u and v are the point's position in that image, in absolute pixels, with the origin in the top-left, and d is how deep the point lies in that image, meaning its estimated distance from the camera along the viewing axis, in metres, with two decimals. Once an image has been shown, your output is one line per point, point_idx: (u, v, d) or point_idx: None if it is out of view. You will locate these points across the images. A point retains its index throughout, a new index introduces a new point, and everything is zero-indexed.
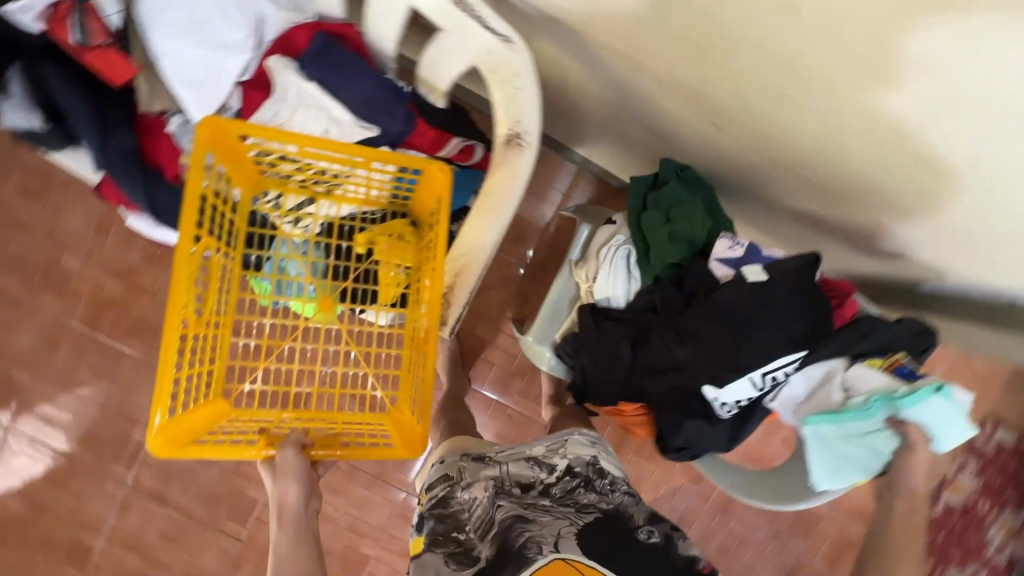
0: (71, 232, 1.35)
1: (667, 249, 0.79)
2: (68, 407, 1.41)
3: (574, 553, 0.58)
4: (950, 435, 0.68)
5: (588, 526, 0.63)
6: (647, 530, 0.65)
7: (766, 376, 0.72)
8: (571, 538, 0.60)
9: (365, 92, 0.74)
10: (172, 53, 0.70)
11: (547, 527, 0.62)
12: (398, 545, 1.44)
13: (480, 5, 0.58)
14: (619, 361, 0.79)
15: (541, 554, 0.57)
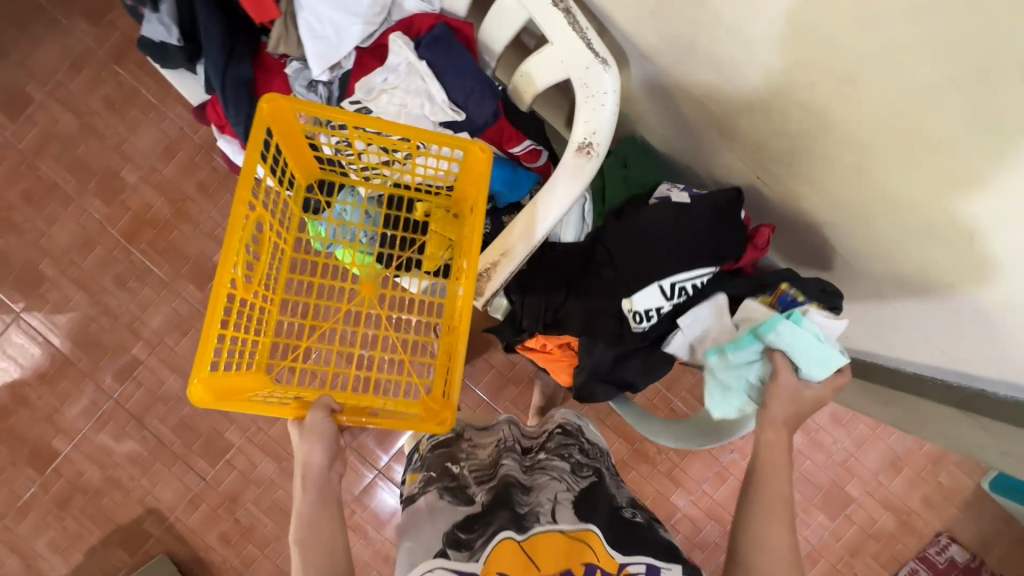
0: (139, 149, 1.44)
1: (618, 190, 0.91)
2: (81, 309, 1.45)
3: (569, 522, 0.68)
4: (816, 364, 0.72)
5: (582, 492, 0.75)
6: (631, 511, 0.75)
7: (674, 286, 0.81)
8: (568, 508, 0.71)
9: (464, 82, 0.85)
10: (313, 8, 0.82)
11: (544, 497, 0.72)
12: (356, 520, 1.44)
13: (590, 30, 0.71)
14: (552, 277, 0.89)
15: (540, 522, 0.68)
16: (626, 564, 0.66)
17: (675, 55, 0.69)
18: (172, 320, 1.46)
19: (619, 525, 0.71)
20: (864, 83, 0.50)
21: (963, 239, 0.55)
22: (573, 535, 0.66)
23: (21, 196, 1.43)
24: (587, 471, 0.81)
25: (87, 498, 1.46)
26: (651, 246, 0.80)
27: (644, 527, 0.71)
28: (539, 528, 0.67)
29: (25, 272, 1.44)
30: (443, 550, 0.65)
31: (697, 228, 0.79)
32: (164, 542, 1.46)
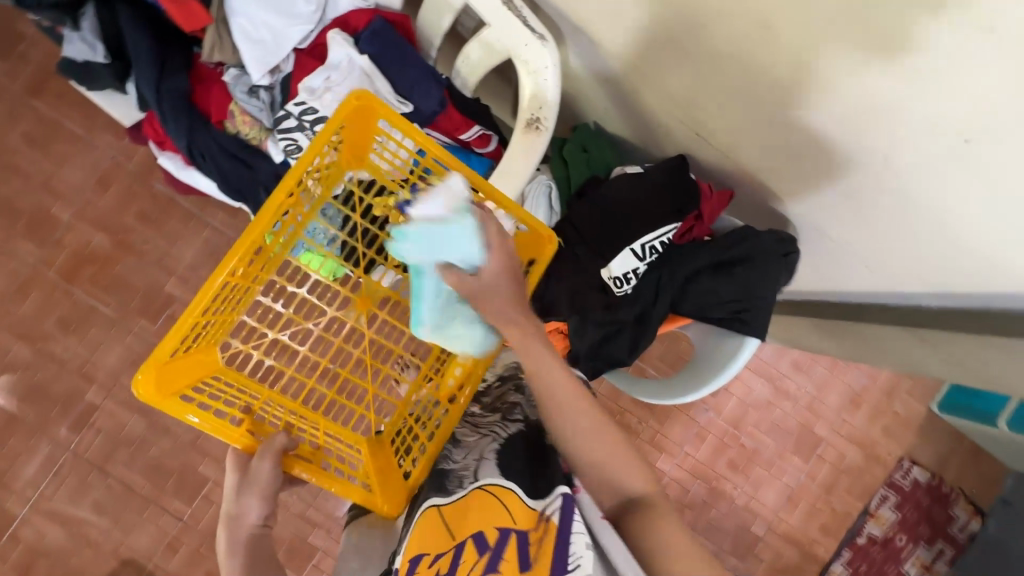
0: (68, 184, 1.37)
1: (581, 174, 0.92)
2: (23, 360, 1.36)
3: (488, 478, 0.67)
4: (443, 238, 0.61)
5: (505, 439, 0.73)
6: (563, 443, 0.73)
7: (646, 247, 0.82)
8: (491, 461, 0.70)
9: (408, 74, 0.86)
10: (245, 13, 0.82)
11: (472, 457, 0.73)
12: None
13: (525, 7, 0.74)
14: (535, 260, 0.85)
15: (459, 488, 0.69)
16: (545, 509, 0.62)
17: (607, 25, 0.73)
18: (126, 358, 1.38)
19: (535, 467, 0.68)
20: (778, 27, 0.56)
21: (880, 163, 0.62)
22: (486, 493, 0.65)
23: None
24: (519, 411, 0.77)
25: (53, 560, 1.36)
26: (620, 215, 0.82)
27: (563, 459, 0.69)
28: (461, 493, 0.68)
29: None
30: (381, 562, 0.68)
31: (662, 192, 0.81)
32: None
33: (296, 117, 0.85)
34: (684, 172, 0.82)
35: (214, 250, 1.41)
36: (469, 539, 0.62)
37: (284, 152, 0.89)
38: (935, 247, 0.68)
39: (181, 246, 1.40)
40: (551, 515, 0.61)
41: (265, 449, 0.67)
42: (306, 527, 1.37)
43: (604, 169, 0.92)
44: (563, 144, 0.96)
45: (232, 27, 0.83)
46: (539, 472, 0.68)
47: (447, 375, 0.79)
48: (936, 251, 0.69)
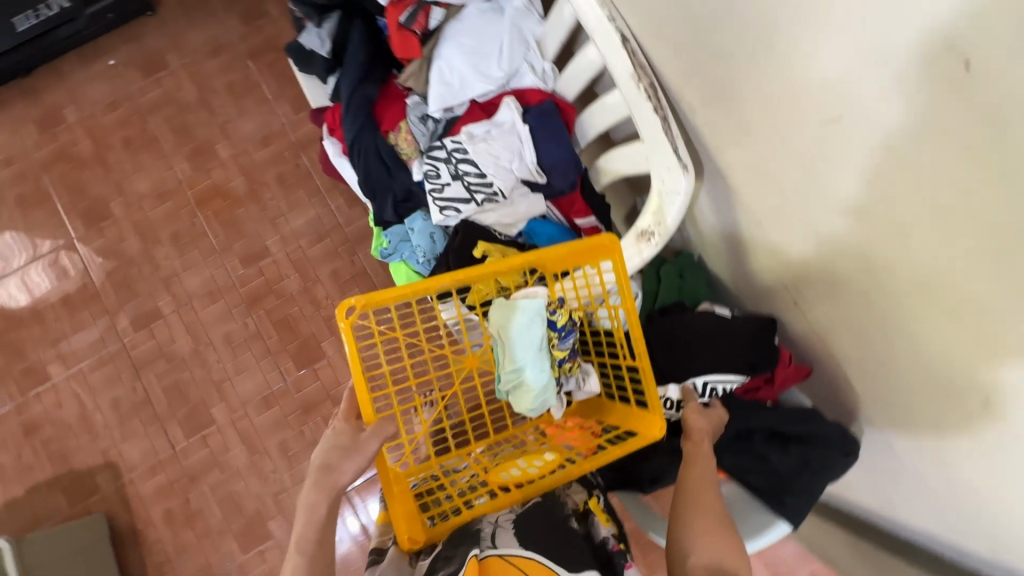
0: (239, 131, 1.59)
1: (670, 295, 0.96)
2: (130, 252, 1.53)
3: (508, 549, 0.68)
4: (510, 306, 0.82)
5: (522, 512, 0.75)
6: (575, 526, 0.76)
7: (707, 386, 0.83)
8: (509, 532, 0.71)
9: (555, 154, 0.96)
10: (447, 59, 0.95)
11: (489, 518, 0.73)
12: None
13: (681, 137, 0.79)
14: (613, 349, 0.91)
15: (482, 545, 0.68)
16: None
17: (746, 181, 0.76)
18: (206, 286, 1.51)
19: (558, 544, 0.71)
20: (917, 247, 0.56)
21: (977, 407, 0.60)
22: (511, 564, 0.66)
23: (122, 140, 1.58)
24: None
25: (57, 432, 1.44)
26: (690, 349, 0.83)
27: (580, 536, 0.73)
28: (487, 554, 0.67)
29: (97, 205, 1.55)
30: None
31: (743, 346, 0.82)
32: (108, 501, 1.41)
33: (448, 152, 0.98)
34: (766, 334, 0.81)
35: (321, 227, 1.54)
36: None
37: (423, 174, 1.01)
38: (1011, 513, 0.64)
39: (297, 213, 1.55)
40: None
41: (378, 430, 0.72)
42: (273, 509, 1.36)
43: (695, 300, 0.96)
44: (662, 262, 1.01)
45: (432, 66, 0.96)
46: (566, 547, 0.71)
47: (502, 470, 0.80)
48: (1012, 518, 0.64)
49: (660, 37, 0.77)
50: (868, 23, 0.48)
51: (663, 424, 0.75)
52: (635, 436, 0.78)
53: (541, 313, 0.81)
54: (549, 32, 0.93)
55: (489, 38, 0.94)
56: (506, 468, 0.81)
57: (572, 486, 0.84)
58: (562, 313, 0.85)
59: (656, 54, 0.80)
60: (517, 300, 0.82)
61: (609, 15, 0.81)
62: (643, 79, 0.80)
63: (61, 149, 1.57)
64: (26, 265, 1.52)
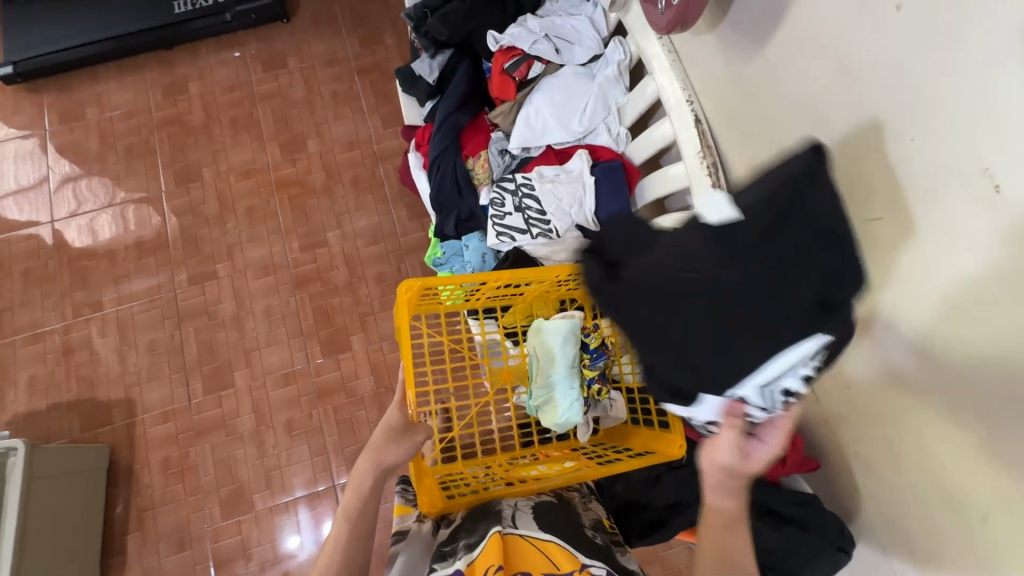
0: (330, 132, 1.75)
1: None
2: (206, 214, 1.67)
3: (528, 530, 0.73)
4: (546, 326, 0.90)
5: (541, 506, 0.79)
6: (591, 530, 0.78)
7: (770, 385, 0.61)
8: (527, 515, 0.76)
9: (611, 207, 1.04)
10: (536, 106, 1.07)
11: (510, 503, 0.79)
12: (283, 520, 1.41)
13: (733, 215, 0.86)
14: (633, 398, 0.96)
15: (505, 521, 0.73)
16: (589, 565, 0.70)
17: None
18: (263, 259, 1.63)
19: (575, 535, 0.75)
20: (937, 349, 0.60)
21: (976, 518, 0.61)
22: (532, 542, 0.72)
23: (230, 118, 1.77)
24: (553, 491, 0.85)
25: (93, 359, 1.53)
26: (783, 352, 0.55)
27: (599, 539, 0.76)
28: (509, 529, 0.72)
29: (192, 168, 1.71)
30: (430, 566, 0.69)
31: (796, 292, 0.56)
32: (116, 435, 1.46)
33: (516, 185, 1.09)
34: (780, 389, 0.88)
35: (379, 231, 1.66)
36: None
37: (489, 200, 1.11)
38: None
39: (361, 214, 1.67)
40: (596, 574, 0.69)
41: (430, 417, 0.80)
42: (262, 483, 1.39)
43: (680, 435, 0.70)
44: None
45: (521, 110, 1.08)
46: (583, 538, 0.75)
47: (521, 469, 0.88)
48: None
49: (731, 125, 0.86)
50: (918, 141, 0.56)
51: (682, 442, 0.82)
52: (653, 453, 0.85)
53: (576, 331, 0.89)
54: (630, 102, 1.03)
55: (577, 96, 1.05)
56: (525, 469, 0.88)
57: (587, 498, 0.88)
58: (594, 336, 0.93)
59: (724, 139, 0.89)
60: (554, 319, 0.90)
61: (689, 97, 0.91)
62: (708, 157, 0.89)
63: (177, 114, 1.77)
64: (115, 205, 1.68)
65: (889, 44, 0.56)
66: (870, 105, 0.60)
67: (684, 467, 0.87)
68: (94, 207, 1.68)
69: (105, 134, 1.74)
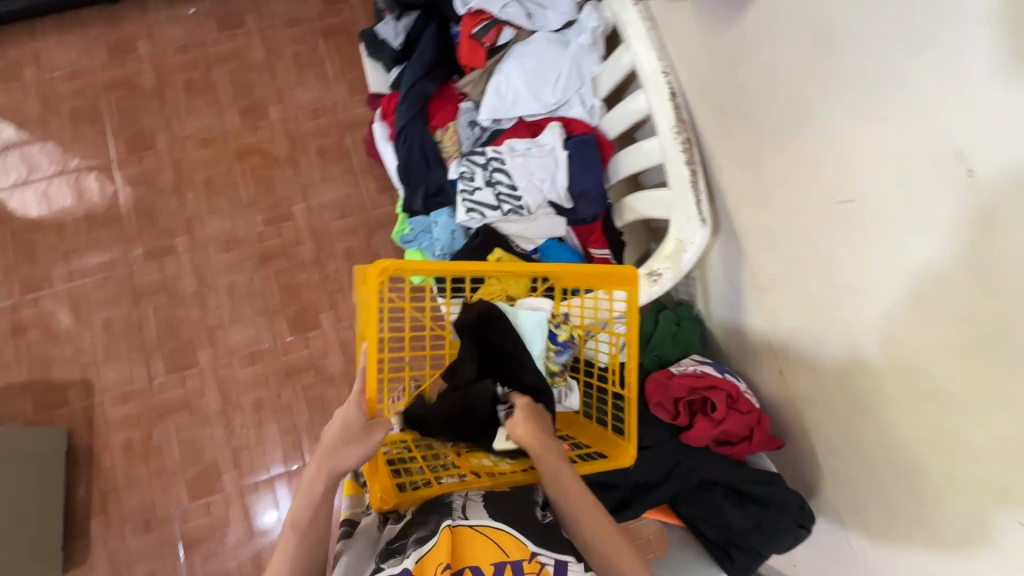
0: (293, 97, 1.66)
1: (664, 340, 0.99)
2: (161, 185, 1.57)
3: (478, 520, 0.71)
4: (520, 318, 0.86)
5: (493, 491, 0.78)
6: (544, 512, 0.78)
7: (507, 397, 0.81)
8: (478, 504, 0.75)
9: (584, 183, 1.01)
10: (506, 75, 1.02)
11: (461, 491, 0.77)
12: (253, 499, 1.39)
13: (705, 193, 0.84)
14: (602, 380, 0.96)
15: (454, 514, 0.71)
16: (538, 552, 0.71)
17: (757, 245, 0.81)
18: (224, 233, 1.55)
19: (524, 522, 0.73)
20: (900, 334, 0.60)
21: (930, 497, 0.63)
22: (483, 532, 0.70)
23: (183, 82, 1.65)
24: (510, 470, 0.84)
25: (44, 338, 1.46)
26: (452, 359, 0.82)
27: (554, 525, 0.76)
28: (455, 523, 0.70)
29: (144, 135, 1.60)
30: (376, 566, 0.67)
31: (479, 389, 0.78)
32: (74, 417, 1.41)
33: (487, 158, 1.04)
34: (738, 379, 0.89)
35: (347, 204, 1.59)
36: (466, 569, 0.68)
37: (458, 174, 1.07)
38: None
39: (328, 186, 1.60)
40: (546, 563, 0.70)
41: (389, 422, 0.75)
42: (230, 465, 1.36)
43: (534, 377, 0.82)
44: (663, 308, 1.05)
45: (491, 78, 1.03)
46: (534, 525, 0.74)
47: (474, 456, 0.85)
48: None
49: (705, 99, 0.83)
50: (888, 122, 0.54)
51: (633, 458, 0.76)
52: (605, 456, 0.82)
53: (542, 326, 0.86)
54: (604, 72, 0.99)
55: (549, 64, 1.00)
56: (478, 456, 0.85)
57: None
58: (565, 329, 0.90)
59: (697, 113, 0.86)
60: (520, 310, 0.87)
61: (664, 70, 0.88)
62: (682, 133, 0.86)
63: (125, 76, 1.64)
64: (61, 174, 1.57)
65: (865, 18, 0.53)
66: (843, 81, 0.58)
67: (652, 447, 0.87)
68: (38, 176, 1.56)
69: (45, 96, 1.61)
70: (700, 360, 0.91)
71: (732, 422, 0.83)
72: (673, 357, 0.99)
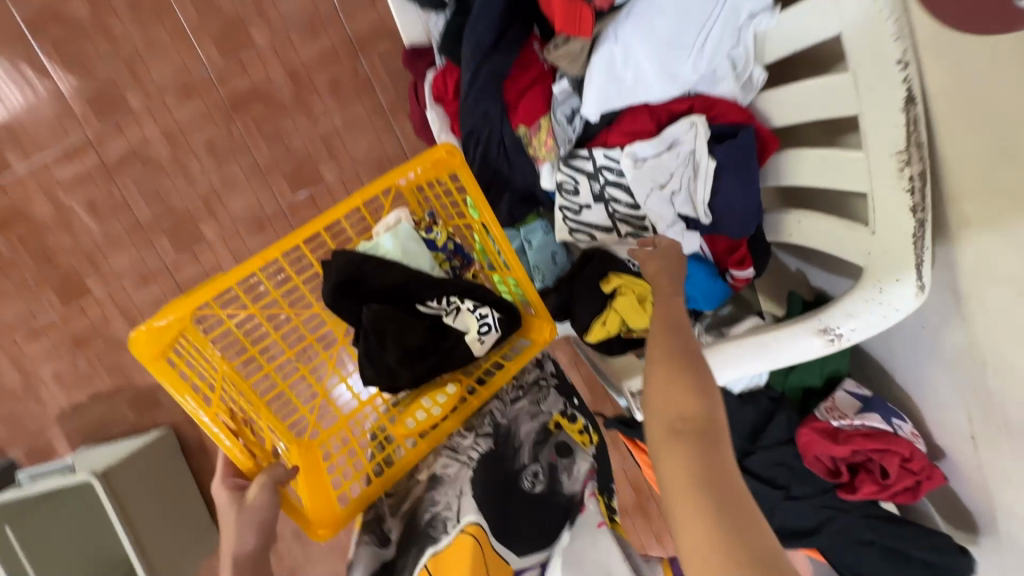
0: (276, 7, 1.23)
1: (811, 368, 0.87)
2: (157, 157, 1.29)
3: (465, 519, 0.70)
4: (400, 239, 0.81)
5: (483, 473, 0.75)
6: (532, 480, 0.79)
7: (445, 299, 0.79)
8: (467, 496, 0.72)
9: (734, 199, 0.75)
10: (626, 43, 0.68)
11: (451, 494, 0.73)
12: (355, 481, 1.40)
13: (931, 252, 0.61)
14: (741, 418, 0.89)
15: (441, 533, 0.70)
16: (520, 566, 0.73)
17: (994, 317, 0.62)
18: (252, 210, 1.33)
19: (505, 509, 0.75)
20: None
21: None
22: (467, 536, 0.69)
23: (126, 2, 1.22)
24: (490, 420, 0.81)
25: (108, 346, 1.40)
26: (375, 338, 0.75)
27: (540, 500, 0.78)
28: (444, 540, 0.70)
29: (109, 91, 1.26)
30: None
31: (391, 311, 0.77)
32: (174, 415, 1.44)
33: (596, 166, 0.77)
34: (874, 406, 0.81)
35: (382, 155, 1.32)
36: None
37: (555, 183, 0.81)
38: None
39: (355, 134, 1.30)
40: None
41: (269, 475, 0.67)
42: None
43: (420, 294, 0.79)
44: None
45: (600, 49, 0.70)
46: (515, 504, 0.76)
47: (407, 415, 0.78)
48: None
49: (978, 122, 0.54)
50: None
51: (552, 326, 0.80)
52: (530, 344, 0.82)
53: (413, 237, 0.82)
54: (779, 31, 0.65)
55: (692, 21, 0.66)
56: (410, 414, 0.78)
57: (546, 399, 0.85)
58: (440, 231, 0.87)
59: (947, 134, 0.58)
60: (382, 234, 0.82)
61: (903, 58, 0.56)
62: (915, 165, 0.59)
63: (47, 5, 1.21)
64: (33, 158, 1.28)
65: None
66: None
67: (805, 498, 0.83)
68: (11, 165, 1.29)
69: None
70: (869, 414, 0.79)
71: (903, 485, 0.77)
72: (820, 384, 0.88)
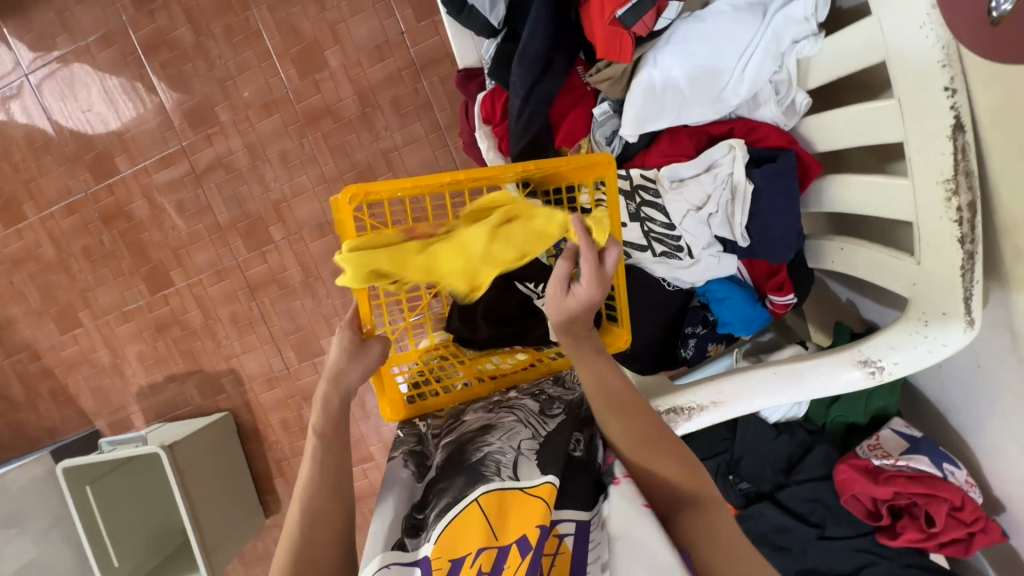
0: (348, 32, 1.35)
1: (853, 403, 0.83)
2: (238, 166, 1.44)
3: (528, 479, 0.56)
4: None
5: (549, 439, 0.62)
6: (575, 440, 0.63)
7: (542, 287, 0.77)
8: (532, 460, 0.58)
9: (773, 222, 0.75)
10: (665, 69, 0.71)
11: (507, 442, 0.60)
12: (360, 486, 1.37)
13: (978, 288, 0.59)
14: (777, 448, 0.86)
15: (496, 478, 0.56)
16: (558, 522, 0.55)
17: None
18: (316, 217, 1.44)
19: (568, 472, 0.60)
20: None
21: None
22: (530, 495, 0.55)
23: (223, 29, 1.38)
24: (560, 403, 0.67)
25: (184, 333, 1.55)
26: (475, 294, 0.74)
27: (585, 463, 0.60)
28: (496, 482, 0.56)
29: (204, 106, 1.41)
30: (400, 543, 0.55)
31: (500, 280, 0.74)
32: (234, 401, 1.56)
33: (632, 185, 0.79)
34: (921, 446, 0.75)
35: (436, 169, 1.40)
36: (513, 544, 0.53)
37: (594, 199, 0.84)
38: None
39: (412, 149, 1.39)
40: (566, 536, 0.55)
41: None
42: (361, 450, 1.37)
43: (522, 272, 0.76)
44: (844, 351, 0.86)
45: (638, 74, 0.73)
46: (568, 464, 0.60)
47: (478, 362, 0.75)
48: None
49: None
50: None
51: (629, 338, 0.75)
52: None
53: None
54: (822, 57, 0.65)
55: (731, 48, 0.68)
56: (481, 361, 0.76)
57: None
58: None
59: (999, 162, 0.56)
60: None
61: (951, 85, 0.54)
62: (963, 195, 0.57)
63: (160, 31, 1.39)
64: (137, 163, 1.46)
65: None
66: None
67: (838, 538, 0.80)
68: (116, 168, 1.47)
69: (88, 71, 1.42)
70: (914, 455, 0.74)
71: (951, 535, 0.72)
72: (865, 422, 0.83)
